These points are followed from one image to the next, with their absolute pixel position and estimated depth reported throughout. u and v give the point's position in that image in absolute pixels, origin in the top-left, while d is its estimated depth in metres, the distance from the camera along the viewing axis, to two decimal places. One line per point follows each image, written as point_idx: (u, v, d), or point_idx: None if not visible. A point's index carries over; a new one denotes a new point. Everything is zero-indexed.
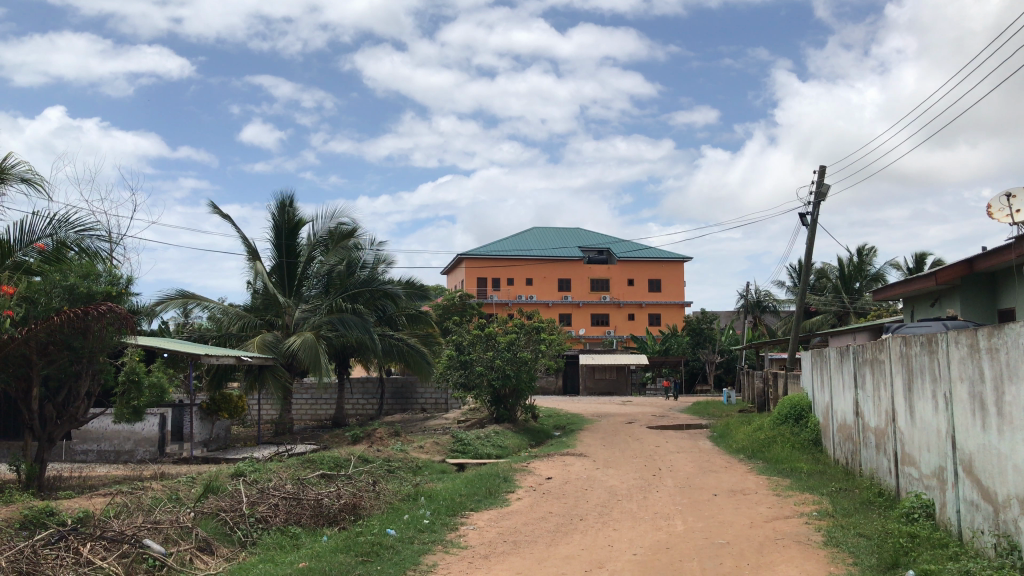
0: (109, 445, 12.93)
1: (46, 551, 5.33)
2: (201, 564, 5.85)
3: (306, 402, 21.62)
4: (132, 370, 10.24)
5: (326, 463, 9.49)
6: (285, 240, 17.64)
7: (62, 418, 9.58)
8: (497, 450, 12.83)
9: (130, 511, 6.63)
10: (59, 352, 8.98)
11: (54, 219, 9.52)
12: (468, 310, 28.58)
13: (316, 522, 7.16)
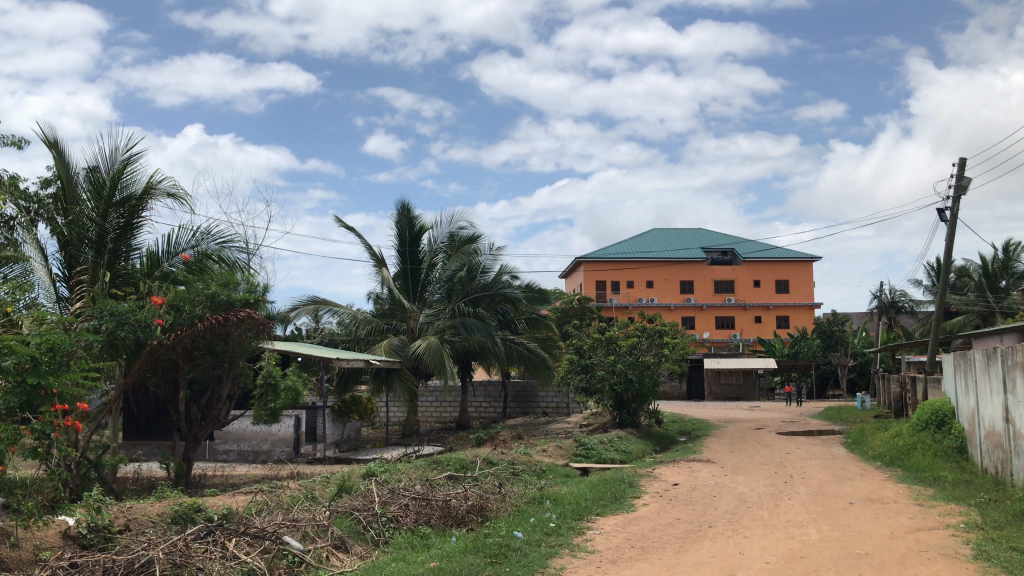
0: (248, 445, 13.58)
1: (197, 544, 5.66)
2: (336, 562, 6.08)
3: (432, 405, 22.13)
4: (269, 373, 10.77)
5: (453, 465, 9.67)
6: (409, 246, 18.04)
7: (206, 419, 10.10)
8: (622, 455, 12.74)
9: (271, 509, 6.95)
10: (203, 357, 9.56)
11: (198, 231, 10.13)
12: (588, 314, 28.52)
13: (446, 523, 7.29)
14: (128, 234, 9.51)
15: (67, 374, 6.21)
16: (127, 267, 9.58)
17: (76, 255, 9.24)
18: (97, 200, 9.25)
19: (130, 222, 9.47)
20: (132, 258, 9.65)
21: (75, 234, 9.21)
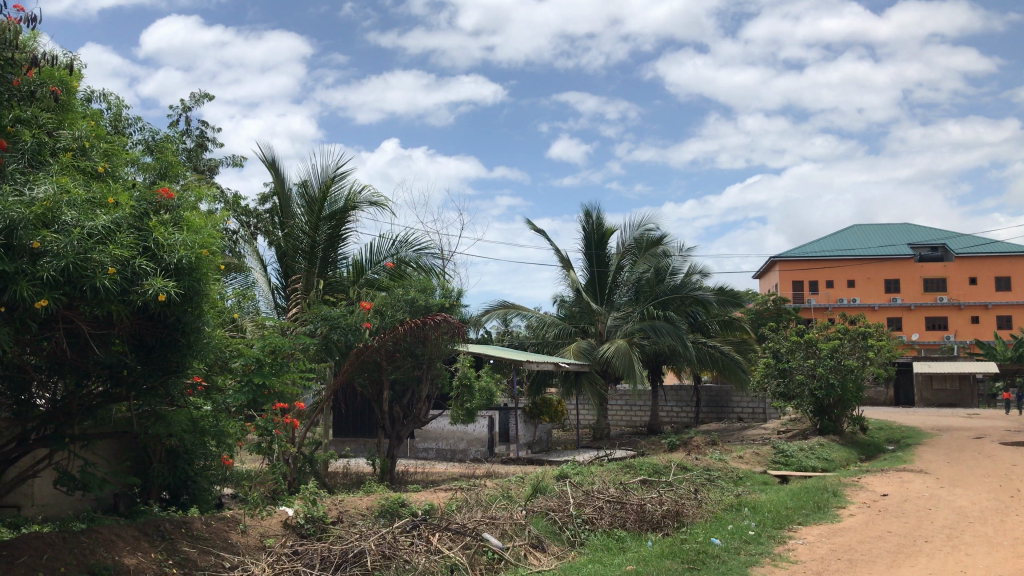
0: (446, 444, 14.14)
1: (404, 537, 5.96)
2: (534, 560, 6.20)
3: (622, 409, 22.11)
4: (464, 374, 11.15)
5: (646, 469, 9.59)
6: (596, 249, 18.17)
7: (407, 418, 10.58)
8: (824, 463, 12.15)
9: (471, 506, 7.19)
10: (404, 358, 10.07)
11: (396, 239, 10.63)
12: (785, 316, 27.41)
13: (641, 527, 7.25)
14: (336, 244, 10.12)
15: (287, 374, 6.73)
16: (336, 275, 10.18)
17: (292, 266, 10.12)
18: (310, 214, 9.97)
19: (337, 232, 10.06)
20: (340, 266, 10.25)
21: (291, 245, 10.06)
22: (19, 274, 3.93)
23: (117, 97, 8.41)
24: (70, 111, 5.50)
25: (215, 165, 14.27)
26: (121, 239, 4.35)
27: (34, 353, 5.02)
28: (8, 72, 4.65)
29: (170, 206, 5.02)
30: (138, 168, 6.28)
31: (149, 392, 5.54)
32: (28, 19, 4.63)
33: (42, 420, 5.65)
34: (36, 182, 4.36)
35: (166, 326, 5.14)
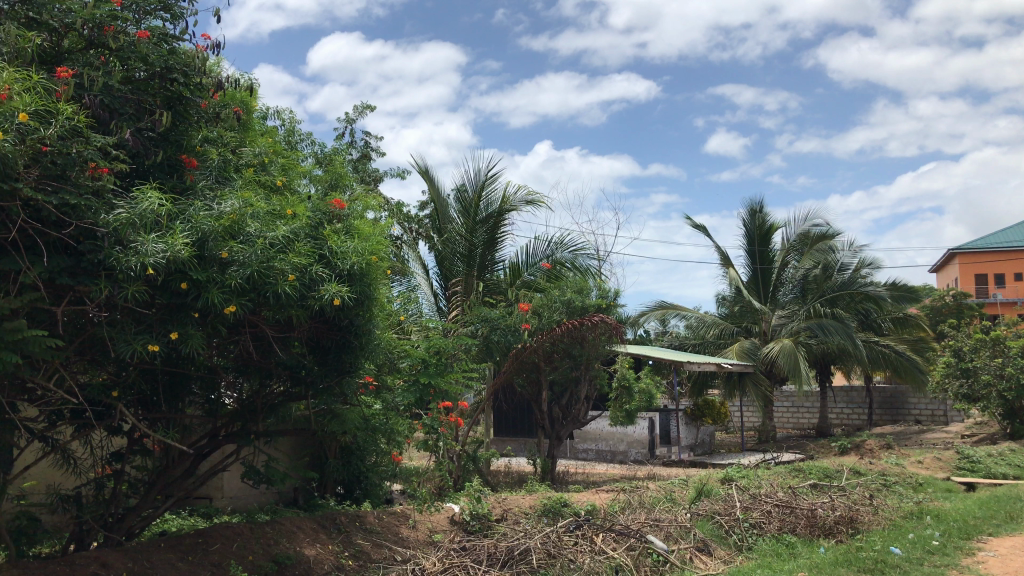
0: (606, 445, 14.13)
1: (568, 537, 6.00)
2: (700, 564, 6.10)
3: (788, 411, 21.35)
4: (623, 376, 11.11)
5: (816, 473, 9.21)
6: (759, 245, 17.67)
7: (567, 419, 10.65)
8: (1016, 470, 11.25)
9: (634, 507, 7.15)
10: (562, 359, 10.15)
11: (551, 241, 10.69)
12: (967, 312, 25.57)
13: (812, 533, 6.98)
14: (493, 246, 10.30)
15: (451, 374, 6.92)
16: (493, 278, 10.37)
17: (451, 269, 10.40)
18: (466, 217, 10.24)
19: (493, 235, 10.25)
20: (496, 270, 10.42)
21: (449, 249, 10.34)
22: (211, 283, 4.27)
23: (290, 112, 8.93)
24: (250, 130, 5.91)
25: (379, 175, 14.89)
26: (298, 247, 4.64)
27: (224, 356, 5.43)
28: (197, 95, 4.98)
29: (342, 216, 5.27)
30: (311, 180, 6.64)
31: (325, 392, 5.82)
32: (212, 46, 4.99)
33: (231, 418, 6.09)
34: (223, 198, 4.65)
35: (340, 329, 5.43)
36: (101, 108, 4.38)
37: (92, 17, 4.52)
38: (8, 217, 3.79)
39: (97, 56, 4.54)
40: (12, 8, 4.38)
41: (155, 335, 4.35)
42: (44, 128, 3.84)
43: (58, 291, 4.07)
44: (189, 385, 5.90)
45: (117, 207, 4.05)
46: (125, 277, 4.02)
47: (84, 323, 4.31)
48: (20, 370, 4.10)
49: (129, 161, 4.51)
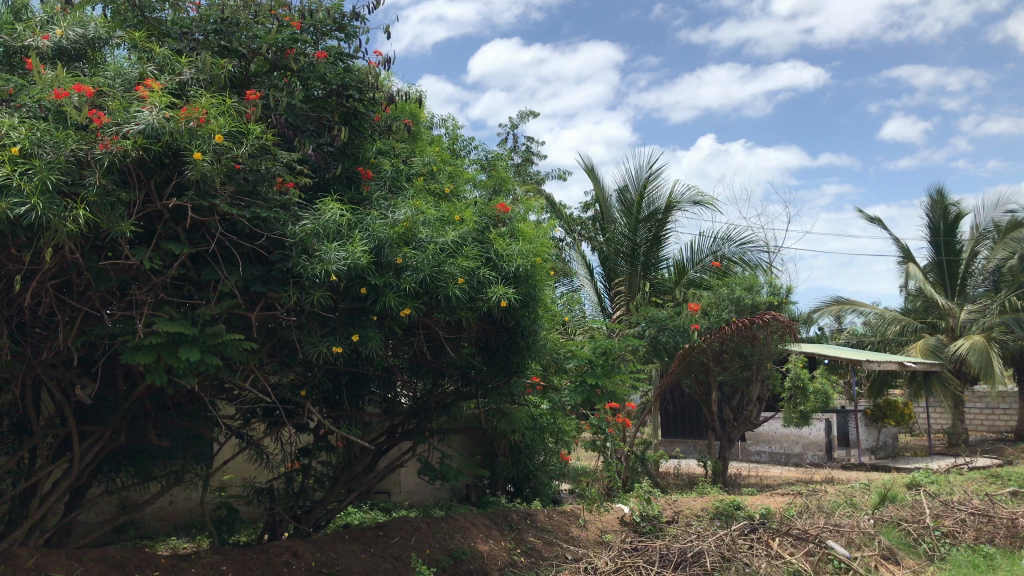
0: (780, 447, 13.65)
1: (743, 540, 5.85)
2: (886, 573, 5.79)
3: (982, 412, 19.88)
4: (797, 376, 10.72)
5: (1016, 480, 8.53)
6: (945, 235, 16.53)
7: (738, 420, 10.40)
8: None
9: (812, 511, 6.88)
10: (732, 359, 9.87)
11: (718, 236, 10.47)
12: None
13: (1013, 544, 6.48)
14: (658, 245, 10.19)
15: (618, 374, 6.91)
16: (659, 276, 10.24)
17: (615, 269, 10.38)
18: (629, 217, 10.17)
19: (658, 234, 10.15)
20: (661, 267, 10.28)
21: (613, 249, 10.33)
22: (387, 287, 4.47)
23: (454, 120, 9.19)
24: (419, 140, 6.13)
25: (541, 177, 15.06)
26: (466, 251, 4.77)
27: (399, 356, 5.67)
28: (370, 109, 5.25)
29: (507, 220, 5.37)
30: (476, 185, 6.80)
31: (494, 391, 6.00)
32: (383, 61, 5.23)
33: (407, 416, 6.35)
34: (396, 207, 4.85)
35: (508, 330, 5.55)
36: (286, 126, 4.67)
37: (274, 41, 4.82)
38: (208, 232, 4.19)
39: (281, 77, 4.86)
40: (207, 39, 4.76)
41: (339, 338, 4.64)
42: (236, 147, 4.12)
43: (252, 299, 4.40)
44: (368, 384, 6.20)
45: (302, 219, 4.34)
46: (311, 284, 4.32)
47: (274, 327, 4.64)
48: (221, 371, 4.45)
49: (312, 175, 4.81)
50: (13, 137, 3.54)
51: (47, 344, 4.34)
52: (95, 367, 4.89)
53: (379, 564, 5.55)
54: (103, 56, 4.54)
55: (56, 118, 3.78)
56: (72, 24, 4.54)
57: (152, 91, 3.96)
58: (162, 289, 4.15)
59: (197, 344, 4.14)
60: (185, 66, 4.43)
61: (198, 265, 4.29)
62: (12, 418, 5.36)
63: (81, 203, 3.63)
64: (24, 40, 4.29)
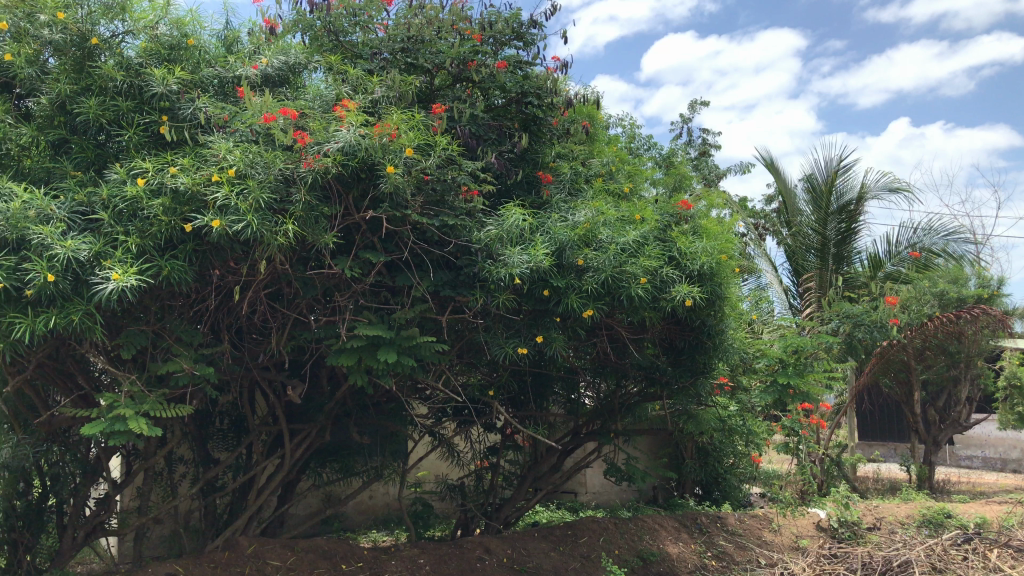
0: (994, 453, 12.70)
1: (956, 550, 5.47)
2: None
3: None
4: (1012, 375, 9.90)
5: None
6: None
7: (945, 422, 9.81)
8: None
9: None
10: (937, 357, 9.23)
11: (919, 227, 9.86)
12: None
13: None
14: (850, 238, 9.69)
15: (812, 374, 6.49)
16: (851, 270, 9.72)
17: (803, 265, 9.97)
18: (817, 210, 9.73)
19: (850, 226, 9.65)
20: (854, 261, 9.77)
21: (800, 244, 9.94)
22: (570, 289, 4.53)
23: (631, 119, 9.16)
24: (597, 141, 6.17)
25: (721, 171, 14.71)
26: (648, 250, 4.72)
27: (583, 357, 5.74)
28: (549, 115, 5.34)
29: (689, 217, 5.30)
30: (656, 183, 6.74)
31: (680, 391, 5.94)
32: (561, 66, 5.31)
33: (592, 416, 6.41)
34: (577, 208, 4.89)
35: (693, 329, 5.47)
36: (470, 136, 4.85)
37: (457, 55, 5.02)
38: (401, 241, 4.42)
39: (464, 89, 5.04)
40: (394, 57, 5.01)
41: (524, 339, 4.76)
42: (425, 159, 4.31)
43: (442, 303, 4.61)
44: (553, 384, 6.30)
45: (487, 225, 4.47)
46: (497, 287, 4.46)
47: (463, 330, 4.83)
48: (416, 372, 4.69)
49: (495, 182, 4.96)
50: (229, 159, 3.87)
51: (261, 349, 4.73)
52: (302, 369, 5.27)
53: (569, 563, 5.62)
54: (303, 81, 4.79)
55: (265, 140, 4.09)
56: (276, 52, 4.75)
57: (348, 111, 4.20)
58: (361, 296, 4.42)
59: (394, 347, 4.37)
60: (377, 84, 4.68)
61: (393, 272, 4.54)
62: (231, 417, 5.86)
63: (289, 218, 3.94)
64: (236, 70, 4.54)
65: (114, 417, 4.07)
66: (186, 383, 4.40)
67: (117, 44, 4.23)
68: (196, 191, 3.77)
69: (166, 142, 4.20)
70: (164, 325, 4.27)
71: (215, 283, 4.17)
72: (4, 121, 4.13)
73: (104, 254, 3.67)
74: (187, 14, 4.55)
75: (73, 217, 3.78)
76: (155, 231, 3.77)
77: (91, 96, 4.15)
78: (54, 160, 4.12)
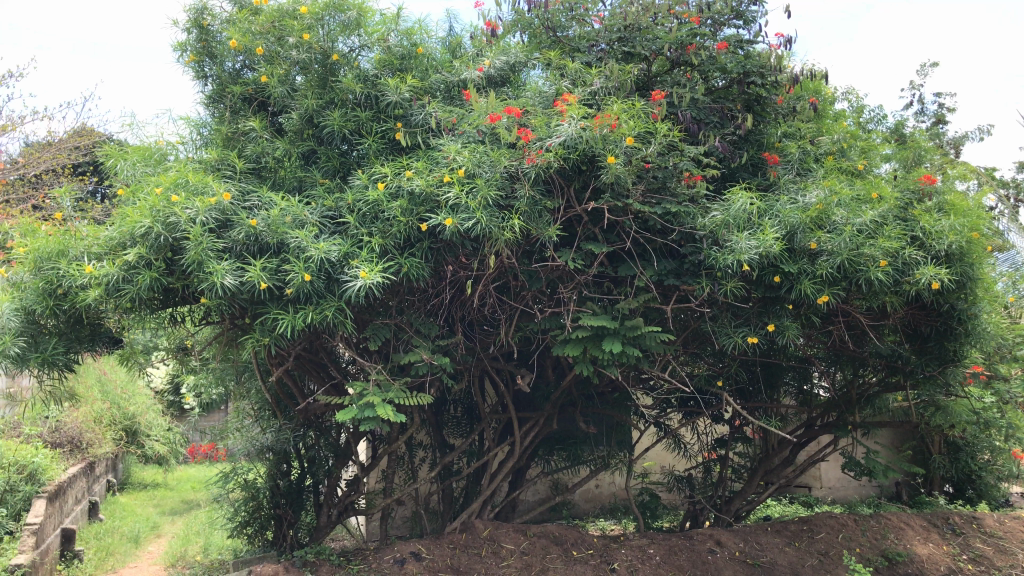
0: None
1: None
2: None
3: None
4: None
5: None
6: None
7: None
8: None
9: None
10: None
11: None
12: None
13: None
14: None
15: None
16: None
17: None
18: None
19: None
20: None
21: None
22: (802, 274, 4.33)
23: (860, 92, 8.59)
24: (826, 117, 5.83)
25: (961, 141, 13.46)
26: (889, 231, 4.41)
27: (817, 346, 5.48)
28: (773, 93, 5.10)
29: (934, 192, 4.91)
30: (890, 158, 6.29)
31: (926, 381, 5.53)
32: (785, 42, 5.05)
33: (827, 408, 6.06)
34: (807, 189, 4.66)
35: (941, 314, 5.06)
36: (691, 121, 4.76)
37: (676, 39, 4.90)
38: (623, 231, 4.46)
39: (683, 74, 4.95)
40: (611, 47, 5.01)
41: (753, 328, 4.61)
42: (646, 147, 4.27)
43: (667, 292, 4.60)
44: (783, 374, 6.10)
45: (713, 210, 4.35)
46: (724, 275, 4.33)
47: (689, 319, 4.77)
48: (642, 362, 4.69)
49: (719, 166, 4.84)
50: (458, 160, 4.03)
51: (492, 340, 4.92)
52: (530, 360, 5.43)
53: (806, 559, 5.39)
54: (523, 79, 4.93)
55: (491, 140, 4.23)
56: (498, 53, 4.89)
57: (569, 105, 4.21)
58: (585, 287, 4.48)
59: (618, 337, 4.39)
60: (595, 76, 4.68)
61: (617, 263, 4.57)
62: (464, 405, 6.12)
63: (515, 214, 4.07)
64: (461, 73, 4.74)
65: (363, 404, 4.37)
66: (425, 372, 4.65)
67: (355, 59, 4.56)
68: (430, 193, 3.99)
69: (402, 148, 4.48)
70: (404, 319, 4.55)
71: (449, 278, 4.39)
72: (263, 137, 4.54)
73: (352, 254, 3.96)
74: (415, 25, 4.80)
75: (324, 221, 4.13)
76: (395, 231, 4.03)
77: (334, 108, 4.48)
78: (304, 170, 4.49)
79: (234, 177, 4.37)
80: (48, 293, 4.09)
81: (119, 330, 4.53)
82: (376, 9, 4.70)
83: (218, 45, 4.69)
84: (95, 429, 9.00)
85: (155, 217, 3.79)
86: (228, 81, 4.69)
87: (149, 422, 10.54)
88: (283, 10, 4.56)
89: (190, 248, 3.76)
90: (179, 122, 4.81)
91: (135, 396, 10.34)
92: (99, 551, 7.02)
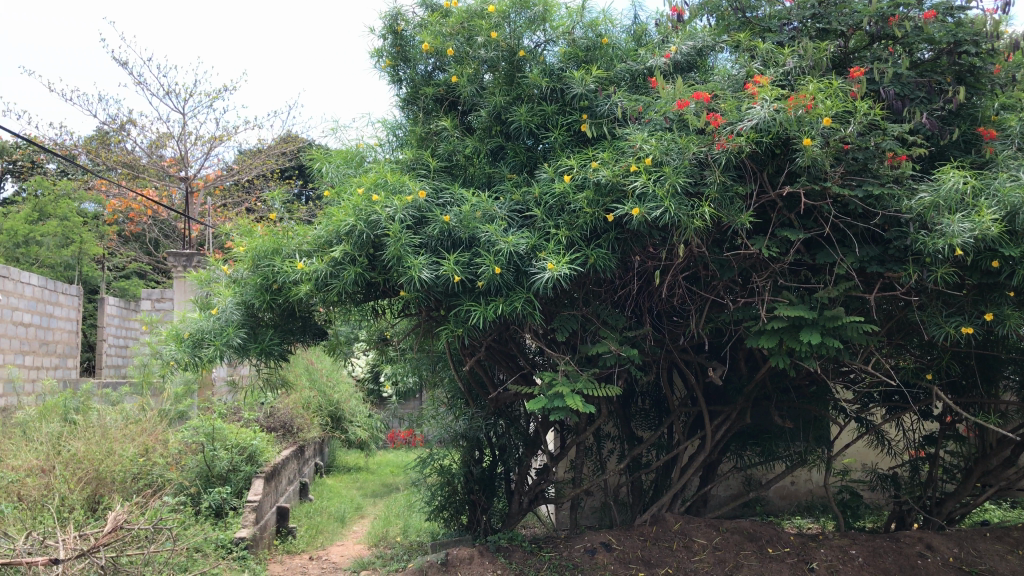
0: None
1: None
2: None
3: None
4: None
5: None
6: None
7: None
8: None
9: None
10: None
11: None
12: None
13: None
14: None
15: None
16: None
17: None
18: None
19: None
20: None
21: None
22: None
23: None
24: None
25: None
26: None
27: None
28: (989, 62, 4.66)
29: None
30: None
31: None
32: (1003, 5, 4.61)
33: None
34: None
35: None
36: (894, 98, 4.48)
37: (876, 12, 4.59)
38: (821, 216, 4.26)
39: (884, 48, 4.65)
40: (805, 25, 4.74)
41: (968, 317, 4.27)
42: (845, 127, 4.04)
43: (870, 280, 4.35)
44: (1003, 367, 5.60)
45: (921, 191, 4.05)
46: (933, 260, 4.03)
47: (895, 308, 4.48)
48: (843, 353, 4.46)
49: (926, 144, 4.51)
50: (645, 149, 3.99)
51: (681, 331, 4.84)
52: (721, 352, 5.29)
53: None
54: (710, 63, 4.79)
55: (679, 126, 4.13)
56: (684, 38, 4.78)
57: (762, 87, 4.03)
58: (780, 275, 4.32)
59: (817, 328, 4.20)
60: (788, 55, 4.46)
61: (814, 250, 4.37)
62: (652, 397, 6.07)
63: (705, 201, 3.98)
64: (647, 61, 4.64)
65: (552, 394, 4.43)
66: (613, 363, 4.64)
67: (541, 53, 4.63)
68: (617, 183, 3.97)
69: (588, 139, 4.48)
70: (592, 310, 4.57)
71: (637, 268, 4.36)
72: (454, 136, 4.69)
73: (540, 247, 4.02)
74: (599, 15, 4.77)
75: (512, 215, 4.24)
76: (582, 223, 4.07)
77: (522, 104, 4.56)
78: (493, 165, 4.59)
79: (428, 175, 4.56)
80: (264, 288, 4.44)
81: (326, 322, 4.83)
82: (560, 2, 4.73)
83: (412, 48, 4.88)
84: (304, 414, 9.64)
85: (358, 216, 4.03)
86: (421, 84, 4.88)
87: (352, 408, 11.18)
88: (471, 10, 4.71)
89: (390, 244, 3.95)
90: (377, 125, 5.06)
91: (339, 384, 11.01)
92: (310, 529, 7.53)
